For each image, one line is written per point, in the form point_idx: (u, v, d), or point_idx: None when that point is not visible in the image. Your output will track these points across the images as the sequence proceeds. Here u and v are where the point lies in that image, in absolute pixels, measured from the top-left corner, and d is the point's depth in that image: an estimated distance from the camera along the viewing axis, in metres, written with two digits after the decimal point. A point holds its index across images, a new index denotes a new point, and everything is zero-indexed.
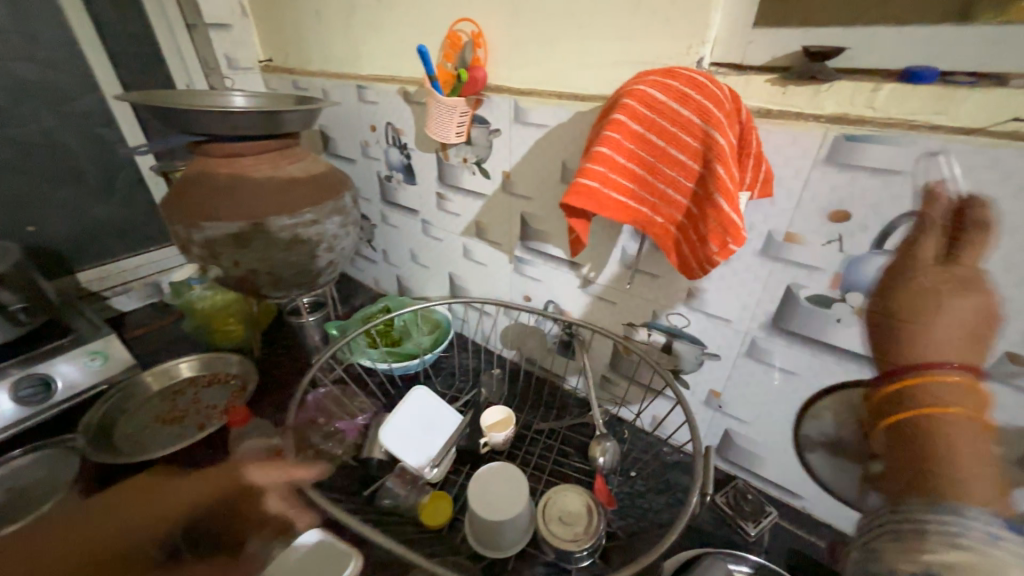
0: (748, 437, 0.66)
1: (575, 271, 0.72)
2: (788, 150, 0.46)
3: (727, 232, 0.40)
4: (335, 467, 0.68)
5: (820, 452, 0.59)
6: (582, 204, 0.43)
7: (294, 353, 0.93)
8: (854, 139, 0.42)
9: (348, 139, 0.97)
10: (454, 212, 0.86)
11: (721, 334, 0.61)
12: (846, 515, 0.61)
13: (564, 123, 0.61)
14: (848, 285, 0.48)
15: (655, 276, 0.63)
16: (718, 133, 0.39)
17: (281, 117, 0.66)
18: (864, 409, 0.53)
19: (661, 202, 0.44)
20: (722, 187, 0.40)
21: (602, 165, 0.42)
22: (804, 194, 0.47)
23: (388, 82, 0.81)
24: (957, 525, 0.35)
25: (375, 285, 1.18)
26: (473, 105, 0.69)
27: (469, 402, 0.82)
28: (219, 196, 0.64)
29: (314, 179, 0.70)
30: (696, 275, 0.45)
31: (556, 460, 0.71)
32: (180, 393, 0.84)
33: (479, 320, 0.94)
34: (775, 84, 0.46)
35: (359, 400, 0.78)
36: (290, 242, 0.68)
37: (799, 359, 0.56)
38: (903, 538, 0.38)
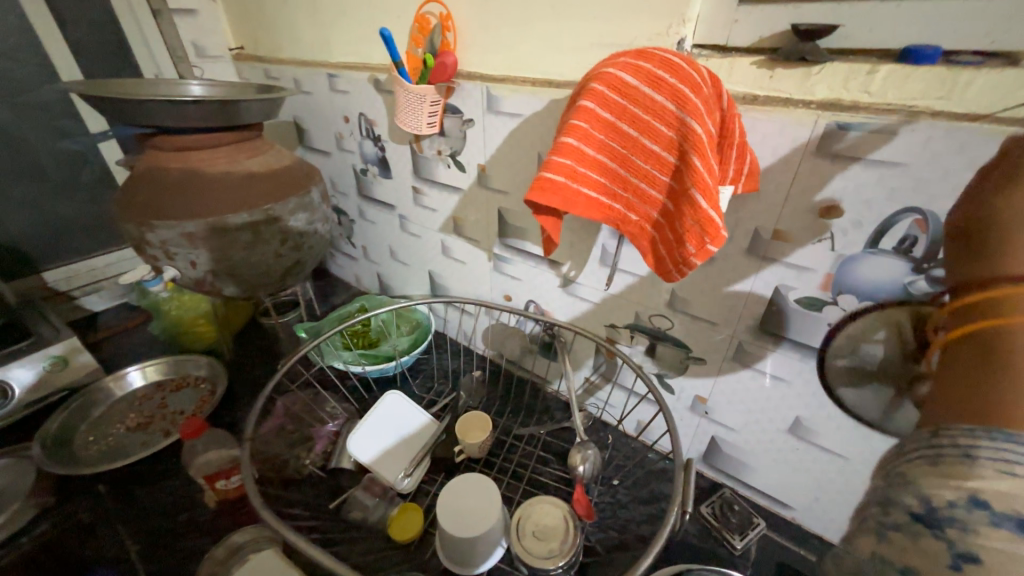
0: (736, 444, 0.62)
1: (555, 269, 0.69)
2: (776, 140, 0.42)
3: (705, 232, 0.37)
4: (301, 478, 0.65)
5: (812, 462, 0.56)
6: (547, 201, 0.39)
7: (267, 355, 0.89)
8: (848, 127, 0.38)
9: (321, 131, 0.92)
10: (430, 207, 0.81)
11: (706, 337, 0.57)
12: (837, 527, 0.58)
13: (538, 112, 0.57)
14: (839, 287, 0.45)
15: (637, 276, 0.59)
16: (695, 121, 0.35)
17: (238, 106, 0.61)
18: (857, 419, 0.50)
19: (634, 198, 0.40)
20: (698, 181, 0.36)
21: (569, 157, 0.38)
22: (794, 188, 0.43)
23: (358, 70, 0.76)
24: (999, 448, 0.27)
25: (356, 283, 1.14)
26: (444, 94, 0.64)
27: (447, 406, 0.78)
28: (171, 193, 0.60)
29: (278, 175, 0.67)
30: (673, 278, 0.41)
31: (535, 468, 0.68)
32: (147, 398, 0.81)
33: (461, 320, 0.91)
34: (761, 66, 0.41)
35: (331, 406, 0.75)
36: (251, 241, 0.64)
37: (788, 365, 0.52)
38: (943, 462, 0.28)
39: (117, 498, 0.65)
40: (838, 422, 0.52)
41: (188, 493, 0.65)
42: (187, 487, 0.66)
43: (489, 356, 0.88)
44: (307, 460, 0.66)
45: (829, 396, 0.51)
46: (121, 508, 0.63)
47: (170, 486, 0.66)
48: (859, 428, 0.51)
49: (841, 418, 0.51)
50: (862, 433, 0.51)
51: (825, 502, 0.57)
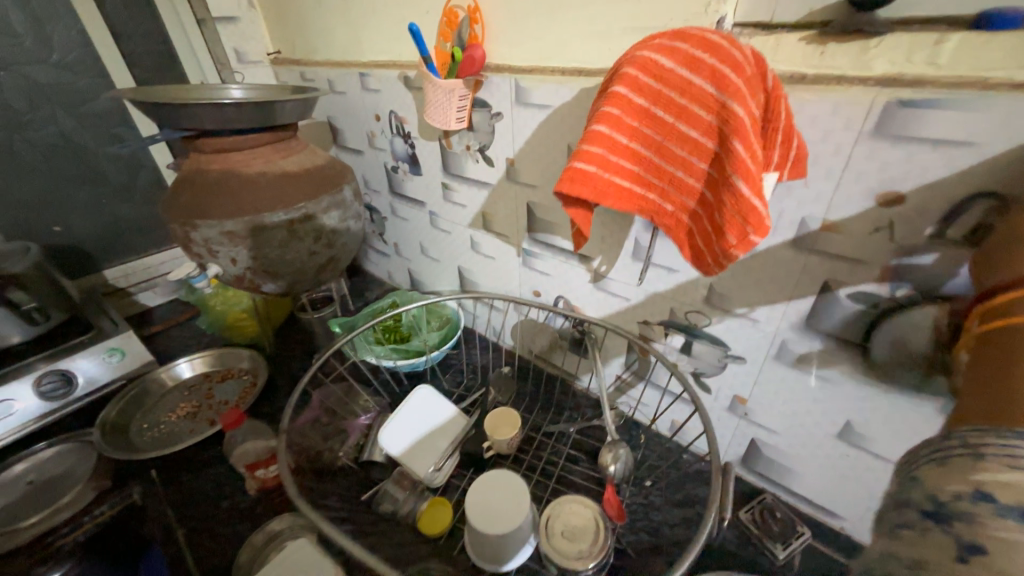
0: (778, 448, 0.59)
1: (586, 264, 0.67)
2: (828, 121, 0.38)
3: (746, 221, 0.34)
4: (335, 468, 0.67)
5: (866, 470, 0.52)
6: (577, 192, 0.38)
7: (304, 349, 0.92)
8: (911, 105, 0.35)
9: (354, 130, 0.94)
10: (459, 202, 0.81)
11: (746, 334, 0.54)
12: None
13: (569, 103, 0.55)
14: (899, 281, 0.41)
15: (672, 270, 0.56)
16: (736, 103, 0.33)
17: (274, 107, 0.63)
18: (918, 425, 0.46)
19: (671, 187, 0.38)
20: (740, 166, 0.33)
21: (600, 146, 0.37)
22: (846, 175, 0.39)
23: (388, 68, 0.77)
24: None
25: (389, 279, 1.17)
26: (472, 88, 0.64)
27: (476, 401, 0.78)
28: (213, 193, 0.62)
29: (311, 173, 0.68)
30: (712, 271, 0.39)
31: (564, 466, 0.67)
32: (195, 388, 0.86)
33: (489, 316, 0.91)
34: (811, 42, 0.38)
35: (364, 399, 0.77)
36: (286, 239, 0.66)
37: (839, 365, 0.48)
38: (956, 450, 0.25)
39: (169, 482, 0.69)
40: (894, 428, 0.48)
41: (230, 480, 0.68)
42: (230, 474, 0.69)
43: (518, 352, 0.88)
44: (340, 451, 0.68)
45: (885, 401, 0.47)
46: (172, 492, 0.67)
47: (215, 473, 0.69)
48: (919, 435, 0.46)
49: (899, 425, 0.47)
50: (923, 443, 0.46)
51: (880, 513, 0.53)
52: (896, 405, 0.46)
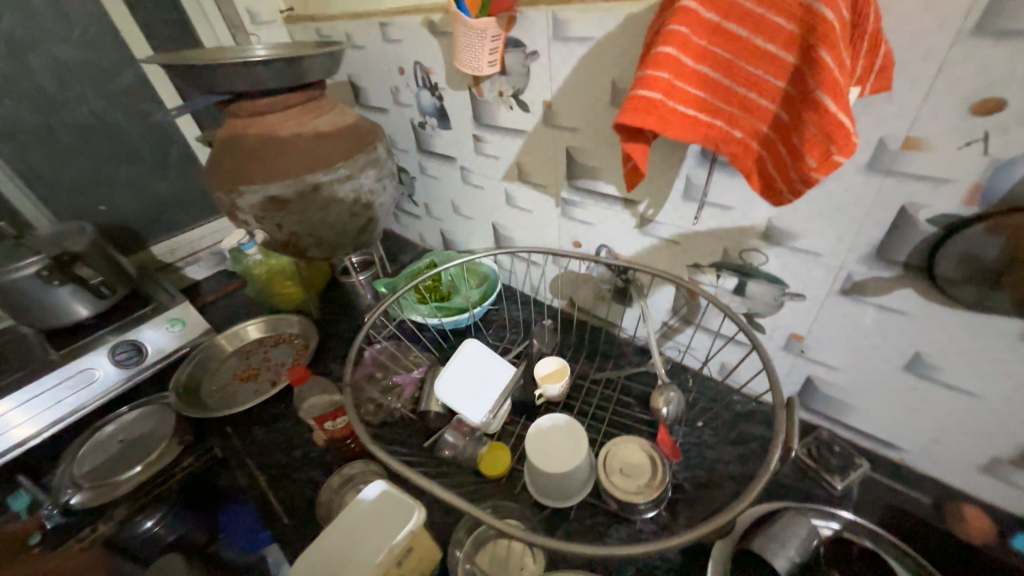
0: (836, 384, 0.58)
1: (631, 209, 0.65)
2: (921, 23, 0.35)
3: (830, 140, 0.32)
4: (395, 419, 0.70)
5: (932, 400, 0.51)
6: (641, 123, 0.36)
7: (349, 312, 0.95)
8: None
9: (377, 87, 0.92)
10: (493, 154, 0.79)
11: (807, 269, 0.52)
12: (954, 468, 0.54)
13: (613, 33, 0.52)
14: (990, 197, 0.38)
15: (726, 207, 0.54)
16: (825, 6, 0.30)
17: (303, 64, 0.62)
18: (994, 352, 0.44)
19: (741, 111, 0.36)
20: (827, 79, 0.31)
21: (666, 70, 0.35)
22: (937, 85, 0.36)
23: (411, 14, 0.73)
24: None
25: (420, 240, 1.17)
26: (505, 26, 0.60)
27: (522, 353, 0.80)
28: (252, 159, 0.62)
29: (345, 132, 0.67)
30: (784, 200, 0.37)
31: (615, 410, 0.69)
32: (252, 351, 0.90)
33: (526, 270, 0.90)
34: None
35: (414, 355, 0.79)
36: (328, 202, 0.66)
37: (912, 297, 0.46)
38: None
39: (243, 436, 0.74)
40: (968, 356, 0.46)
41: (299, 433, 0.73)
42: (298, 428, 0.74)
43: (559, 304, 0.88)
44: (398, 403, 0.72)
45: (960, 330, 0.45)
46: (245, 444, 0.73)
47: (284, 427, 0.74)
48: (996, 363, 0.45)
49: (975, 352, 0.45)
50: (1000, 370, 0.45)
51: (945, 443, 0.53)
52: (972, 332, 0.45)
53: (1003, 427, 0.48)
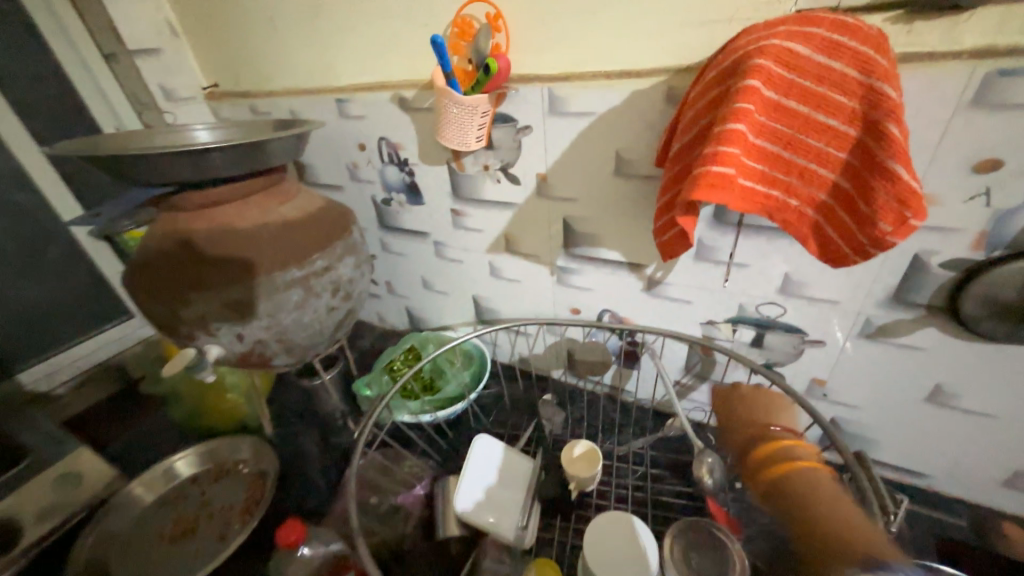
0: (860, 422, 0.60)
1: (637, 272, 0.64)
2: (924, 98, 0.39)
3: (905, 205, 0.33)
4: (407, 555, 0.57)
5: (954, 428, 0.54)
6: (715, 199, 0.34)
7: (311, 421, 0.79)
8: (1010, 74, 0.36)
9: (329, 163, 0.83)
10: (475, 227, 0.75)
11: (824, 318, 0.54)
12: (980, 488, 0.56)
13: (617, 108, 0.52)
14: (995, 242, 0.42)
15: (743, 265, 0.55)
16: (887, 86, 0.31)
17: (266, 147, 0.53)
18: (1009, 376, 0.48)
19: (802, 181, 0.36)
20: (898, 151, 0.32)
21: (738, 146, 0.34)
22: (941, 148, 0.40)
23: (376, 90, 0.68)
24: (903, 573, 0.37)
25: (380, 321, 1.05)
26: (494, 102, 0.58)
27: (533, 438, 0.72)
28: (204, 258, 0.52)
29: (316, 218, 0.58)
30: (850, 263, 0.37)
31: (654, 488, 0.63)
32: (183, 496, 0.70)
33: (516, 343, 0.84)
34: (897, 20, 0.38)
35: (410, 463, 0.67)
36: (302, 299, 0.55)
37: (929, 333, 0.49)
38: None
39: None
40: (985, 382, 0.50)
41: None
42: None
43: (557, 375, 0.82)
44: (406, 533, 0.58)
45: (973, 361, 0.49)
46: None
47: None
48: (1011, 385, 0.48)
49: (990, 378, 0.49)
50: (1013, 393, 0.49)
51: (968, 464, 0.56)
52: (986, 361, 0.48)
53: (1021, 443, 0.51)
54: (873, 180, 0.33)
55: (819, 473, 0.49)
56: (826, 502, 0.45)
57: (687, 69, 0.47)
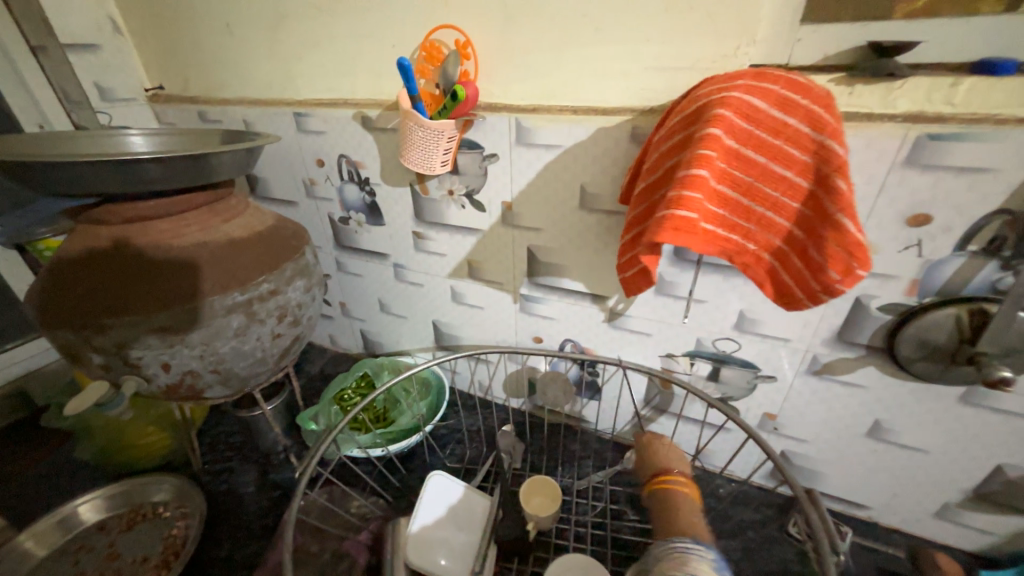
0: (808, 455, 0.62)
1: (599, 304, 0.64)
2: (864, 154, 0.41)
3: (852, 256, 0.34)
4: None
5: (892, 461, 0.57)
6: (678, 242, 0.35)
7: (249, 456, 0.72)
8: (938, 139, 0.39)
9: (283, 177, 0.79)
10: (437, 251, 0.72)
11: (776, 354, 0.56)
12: (916, 519, 0.59)
13: (583, 142, 0.52)
14: (926, 290, 0.45)
15: (701, 301, 0.56)
16: (836, 143, 0.33)
17: (210, 161, 0.49)
18: (940, 413, 0.51)
19: (759, 227, 0.37)
20: (846, 205, 0.33)
21: (700, 191, 0.34)
22: (880, 200, 0.43)
23: (338, 107, 0.66)
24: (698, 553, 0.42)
25: (332, 344, 1.00)
26: (461, 128, 0.57)
27: (491, 472, 0.69)
28: (129, 279, 0.46)
29: (264, 238, 0.54)
30: (801, 307, 0.39)
31: (612, 524, 0.62)
32: (86, 548, 0.60)
33: (476, 371, 0.82)
34: (839, 83, 0.41)
35: (357, 504, 0.62)
36: (243, 326, 0.50)
37: (869, 372, 0.52)
38: None
39: None
40: (919, 419, 0.53)
41: None
42: None
43: (518, 405, 0.81)
44: None
45: (910, 399, 0.52)
46: None
47: None
48: (942, 422, 0.52)
49: (924, 416, 0.52)
50: (944, 430, 0.52)
51: (904, 496, 0.58)
52: (921, 400, 0.51)
53: (951, 477, 0.54)
54: (823, 229, 0.35)
55: (690, 501, 0.50)
56: (686, 517, 0.48)
57: (651, 110, 0.48)
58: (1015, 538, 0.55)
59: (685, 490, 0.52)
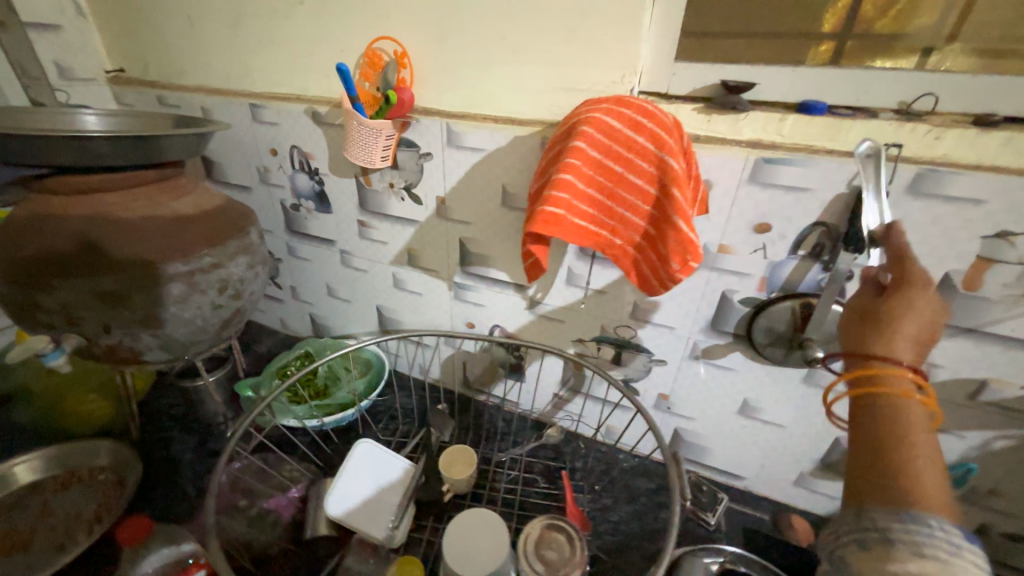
0: (694, 432, 0.71)
1: (521, 293, 0.71)
2: (719, 170, 0.51)
3: (687, 251, 0.43)
4: (271, 558, 0.56)
5: (759, 436, 0.66)
6: (548, 232, 0.42)
7: (189, 425, 0.76)
8: (771, 161, 0.48)
9: (238, 164, 0.84)
10: (380, 240, 0.79)
11: (665, 341, 0.65)
12: (780, 487, 0.69)
13: (503, 147, 0.60)
14: (772, 286, 0.55)
15: (604, 292, 0.65)
16: (672, 160, 0.42)
17: (160, 143, 0.54)
18: (790, 392, 0.61)
19: (621, 224, 0.45)
20: (679, 208, 0.42)
21: (566, 192, 0.42)
22: (733, 210, 0.52)
23: (291, 101, 0.71)
24: (923, 534, 0.32)
25: (282, 327, 1.04)
26: (399, 128, 0.64)
27: (419, 445, 0.75)
28: (74, 244, 0.50)
29: (211, 216, 0.59)
30: (657, 293, 0.47)
31: (522, 491, 0.69)
32: (18, 506, 0.63)
33: (415, 354, 0.88)
34: (700, 112, 0.50)
35: (289, 468, 0.67)
36: (184, 294, 0.55)
37: (736, 356, 0.61)
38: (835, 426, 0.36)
39: None
40: (776, 398, 0.62)
41: None
42: None
43: (452, 386, 0.87)
44: (272, 535, 0.58)
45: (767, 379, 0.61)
46: None
47: None
48: (792, 400, 0.61)
49: (779, 395, 0.62)
50: (795, 407, 0.62)
51: (770, 466, 0.68)
52: (775, 381, 0.61)
53: (802, 449, 0.64)
54: (666, 228, 0.43)
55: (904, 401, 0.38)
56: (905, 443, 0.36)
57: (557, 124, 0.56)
58: None
59: (906, 392, 0.38)
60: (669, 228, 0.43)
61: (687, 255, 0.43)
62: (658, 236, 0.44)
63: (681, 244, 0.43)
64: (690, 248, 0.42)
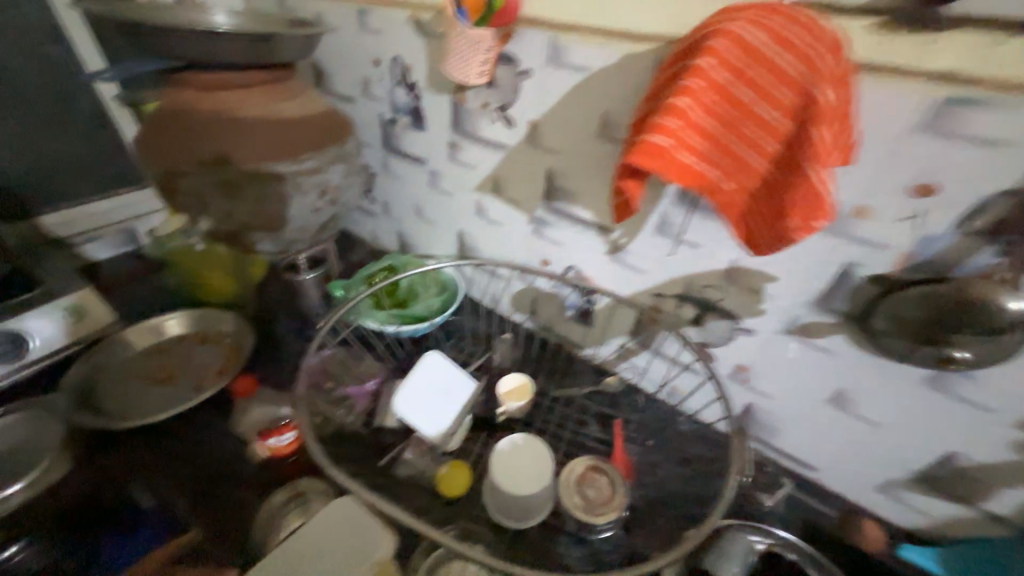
0: (769, 410, 0.65)
1: (604, 235, 0.67)
2: (879, 111, 0.40)
3: (813, 207, 0.36)
4: (346, 435, 0.65)
5: (846, 430, 0.59)
6: (649, 166, 0.37)
7: (292, 312, 0.87)
8: (961, 103, 0.37)
9: (346, 74, 0.85)
10: (468, 163, 0.78)
11: (757, 309, 0.58)
12: (858, 487, 0.63)
13: (610, 67, 0.53)
14: (913, 264, 0.45)
15: (696, 246, 0.58)
16: (824, 90, 0.34)
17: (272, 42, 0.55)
18: (903, 392, 0.52)
19: (741, 167, 0.38)
20: (817, 152, 0.35)
21: (679, 120, 0.36)
22: (886, 164, 0.42)
23: (396, 6, 0.69)
24: None
25: (371, 239, 1.10)
26: (500, 40, 0.60)
27: (481, 367, 0.79)
28: (202, 136, 0.56)
29: (312, 121, 0.62)
30: (762, 252, 0.41)
31: (573, 429, 0.70)
32: (167, 351, 0.78)
33: (488, 282, 0.89)
34: (877, 29, 0.39)
35: (366, 365, 0.75)
36: (288, 194, 0.60)
37: (840, 340, 0.54)
38: None
39: (152, 451, 0.65)
40: (881, 394, 0.54)
41: (223, 448, 0.65)
42: (222, 441, 0.66)
43: (518, 320, 0.88)
44: (350, 418, 0.67)
45: (875, 371, 0.53)
46: (157, 460, 0.64)
47: (203, 441, 0.66)
48: (901, 400, 0.53)
49: (886, 392, 0.54)
50: (902, 407, 0.54)
51: (851, 464, 0.62)
52: (883, 374, 0.53)
53: (898, 453, 0.57)
54: (794, 177, 0.36)
55: None
56: None
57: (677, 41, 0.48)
58: (948, 521, 0.57)
59: None
60: (797, 179, 0.36)
61: (814, 213, 0.36)
62: (782, 187, 0.38)
63: (810, 198, 0.36)
64: (820, 205, 0.36)
